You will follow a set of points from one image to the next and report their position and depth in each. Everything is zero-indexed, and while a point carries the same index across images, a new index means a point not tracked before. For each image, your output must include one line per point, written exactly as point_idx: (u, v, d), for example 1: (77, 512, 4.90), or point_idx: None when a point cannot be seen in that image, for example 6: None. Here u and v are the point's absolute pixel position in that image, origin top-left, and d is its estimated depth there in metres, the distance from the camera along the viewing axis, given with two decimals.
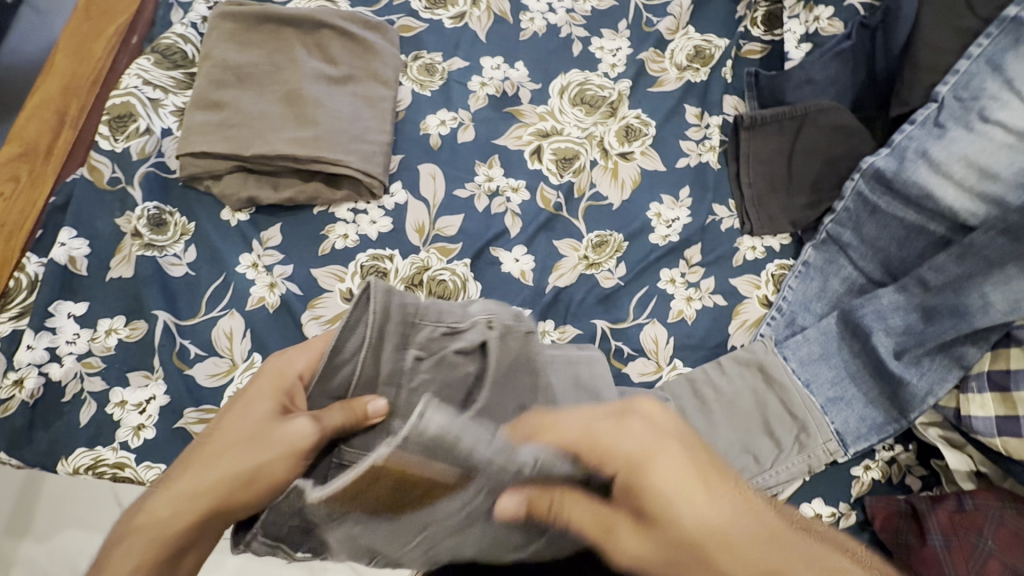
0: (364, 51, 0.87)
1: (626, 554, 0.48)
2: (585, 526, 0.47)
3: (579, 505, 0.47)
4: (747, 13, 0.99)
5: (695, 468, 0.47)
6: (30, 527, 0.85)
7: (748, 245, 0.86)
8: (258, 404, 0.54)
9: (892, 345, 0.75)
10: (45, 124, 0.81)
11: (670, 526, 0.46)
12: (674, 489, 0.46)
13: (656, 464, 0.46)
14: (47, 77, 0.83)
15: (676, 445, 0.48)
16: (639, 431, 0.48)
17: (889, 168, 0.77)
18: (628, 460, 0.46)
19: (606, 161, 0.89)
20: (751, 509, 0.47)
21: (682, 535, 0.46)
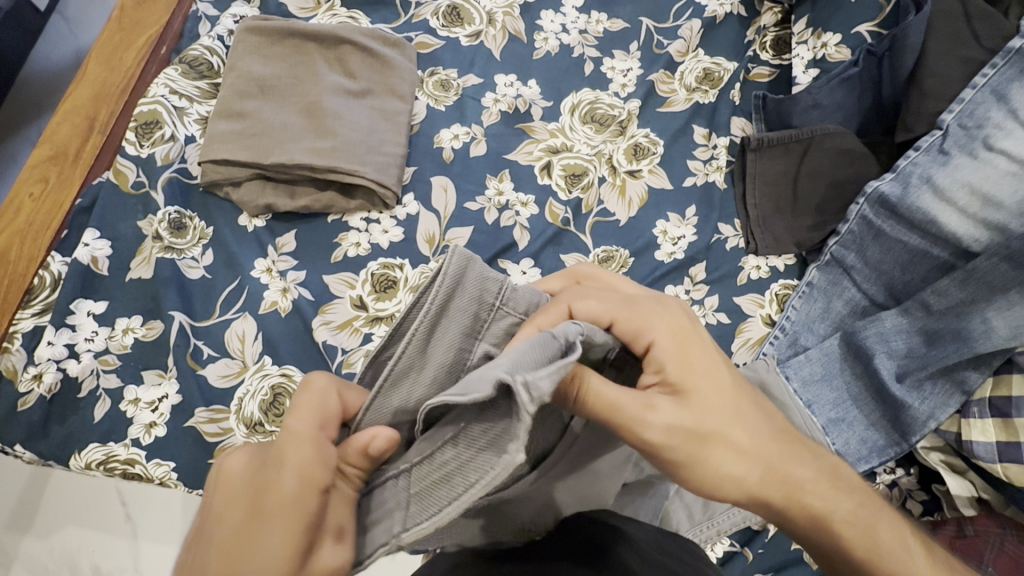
0: (382, 67, 0.89)
1: (657, 432, 0.48)
2: (624, 406, 0.47)
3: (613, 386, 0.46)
4: (756, 38, 1.01)
5: (722, 355, 0.54)
6: (35, 521, 0.87)
7: (752, 264, 0.87)
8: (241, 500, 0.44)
9: (894, 367, 0.75)
10: (76, 128, 0.84)
11: (700, 399, 0.51)
12: (705, 370, 0.52)
13: (692, 342, 0.52)
14: (79, 84, 0.86)
15: (704, 335, 0.54)
16: (677, 312, 0.54)
17: (894, 193, 0.78)
18: (669, 341, 0.51)
19: (614, 179, 0.91)
20: (761, 407, 0.55)
21: (716, 414, 0.51)
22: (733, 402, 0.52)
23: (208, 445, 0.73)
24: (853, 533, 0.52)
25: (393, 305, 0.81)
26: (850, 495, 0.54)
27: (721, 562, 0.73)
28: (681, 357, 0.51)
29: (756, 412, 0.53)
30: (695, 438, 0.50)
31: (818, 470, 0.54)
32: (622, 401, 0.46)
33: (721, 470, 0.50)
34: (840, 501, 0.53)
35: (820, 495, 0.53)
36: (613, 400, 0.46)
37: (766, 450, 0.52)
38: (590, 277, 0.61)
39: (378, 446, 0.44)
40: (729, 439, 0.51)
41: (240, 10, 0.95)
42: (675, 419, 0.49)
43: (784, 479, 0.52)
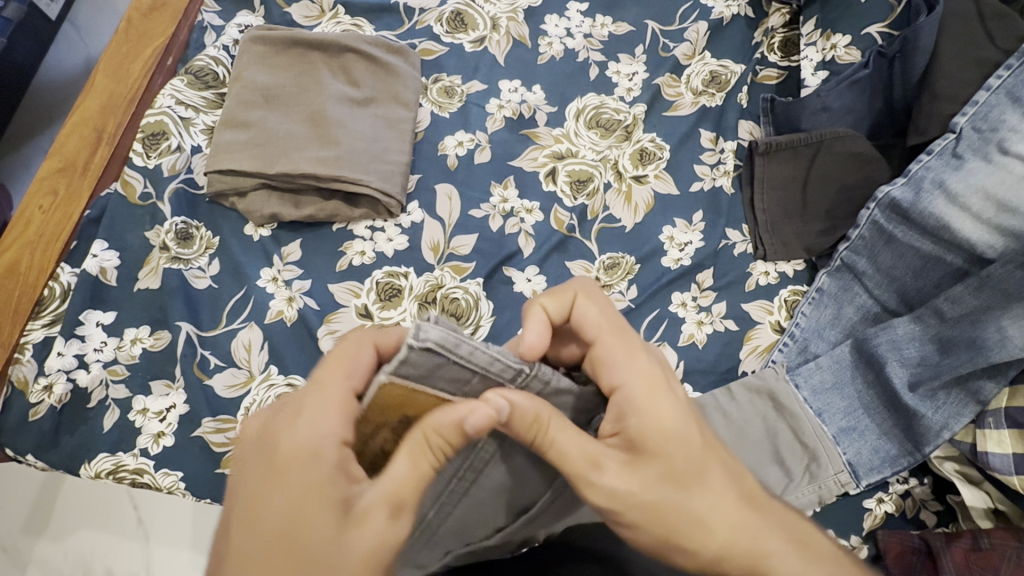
0: (386, 75, 0.89)
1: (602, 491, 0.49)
2: (573, 461, 0.48)
3: (570, 443, 0.48)
4: (764, 40, 1.00)
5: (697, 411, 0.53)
6: (47, 526, 0.88)
7: (760, 270, 0.86)
8: (269, 493, 0.44)
9: (907, 376, 0.74)
10: (84, 140, 0.84)
11: (662, 462, 0.49)
12: (666, 428, 0.50)
13: (662, 397, 0.51)
14: (87, 95, 0.87)
15: (677, 390, 0.53)
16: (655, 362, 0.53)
17: (906, 198, 0.77)
18: (635, 390, 0.51)
19: (620, 184, 0.90)
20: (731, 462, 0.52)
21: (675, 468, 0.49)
22: (701, 463, 0.50)
23: (215, 455, 0.73)
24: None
25: (398, 314, 0.81)
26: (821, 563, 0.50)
27: None
28: (645, 411, 0.50)
29: (726, 476, 0.51)
30: (646, 501, 0.49)
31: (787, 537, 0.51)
32: (568, 458, 0.48)
33: (674, 531, 0.49)
34: (812, 574, 0.49)
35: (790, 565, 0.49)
36: (561, 453, 0.48)
37: (734, 519, 0.50)
38: (588, 297, 0.55)
39: (476, 422, 0.44)
40: (691, 504, 0.49)
41: (245, 20, 0.96)
42: (629, 477, 0.49)
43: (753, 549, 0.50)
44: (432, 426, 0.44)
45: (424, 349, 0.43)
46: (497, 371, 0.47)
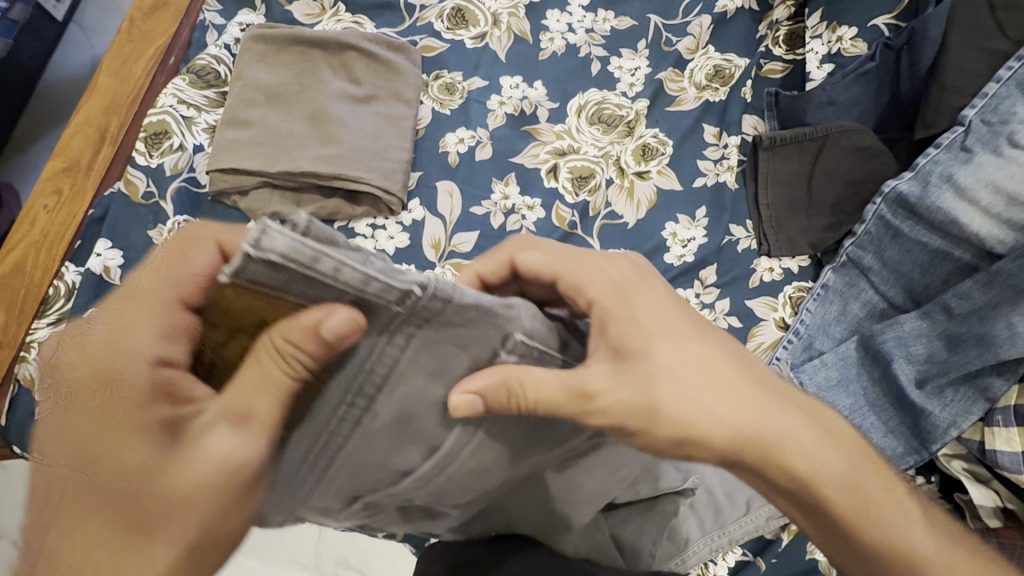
0: (387, 72, 0.89)
1: (603, 416, 0.45)
2: (562, 403, 0.43)
3: (545, 383, 0.42)
4: (769, 33, 0.99)
5: (677, 304, 0.52)
6: None
7: (765, 266, 0.85)
8: (94, 413, 0.42)
9: (914, 373, 0.73)
10: (87, 141, 0.85)
11: (653, 357, 0.47)
12: (649, 329, 0.48)
13: (636, 290, 0.50)
14: (90, 95, 0.87)
15: (652, 286, 0.52)
16: (621, 264, 0.52)
17: (913, 192, 0.76)
18: (607, 289, 0.49)
19: (622, 180, 0.90)
20: (728, 350, 0.51)
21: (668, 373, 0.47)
22: (697, 352, 0.48)
23: None
24: (836, 492, 0.48)
25: None
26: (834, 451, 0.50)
27: (733, 571, 0.71)
28: (624, 310, 0.48)
29: (724, 357, 0.49)
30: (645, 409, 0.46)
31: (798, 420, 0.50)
32: (557, 401, 0.43)
33: (682, 420, 0.46)
34: (831, 460, 0.49)
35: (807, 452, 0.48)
36: (549, 405, 0.43)
37: (742, 417, 0.47)
38: (526, 248, 0.53)
39: (334, 327, 0.33)
40: (698, 398, 0.46)
41: (246, 18, 0.96)
42: (624, 385, 0.45)
43: (764, 443, 0.47)
44: (284, 332, 0.34)
45: (267, 262, 0.29)
46: (375, 295, 0.33)
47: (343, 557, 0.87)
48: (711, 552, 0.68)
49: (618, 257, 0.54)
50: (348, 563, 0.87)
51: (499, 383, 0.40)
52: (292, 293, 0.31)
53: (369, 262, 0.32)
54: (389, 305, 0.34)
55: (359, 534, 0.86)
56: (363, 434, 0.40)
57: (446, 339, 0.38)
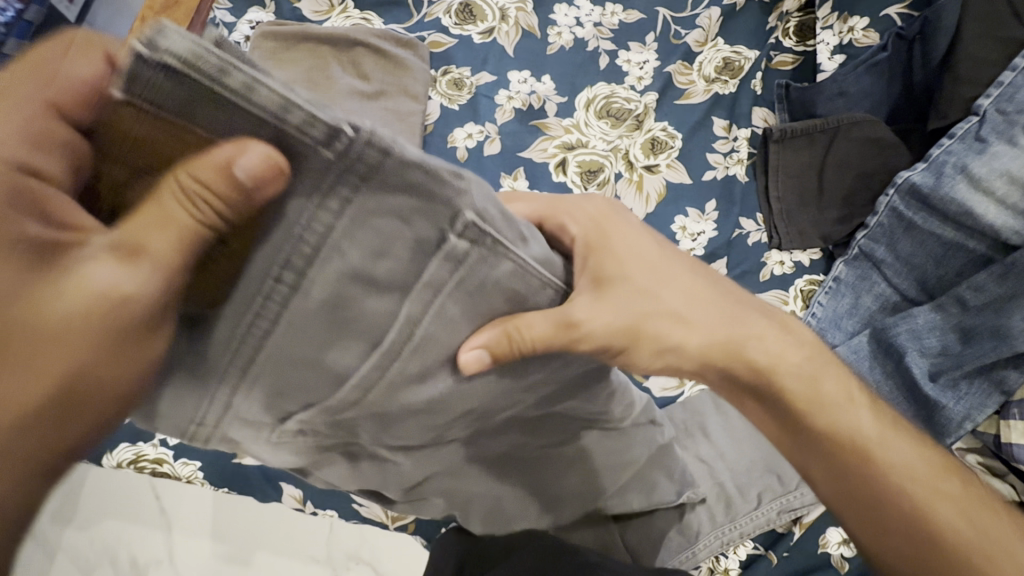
0: (395, 68, 0.90)
1: (591, 340, 0.41)
2: (555, 337, 0.37)
3: (539, 322, 0.36)
4: (779, 24, 0.98)
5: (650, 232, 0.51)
6: (75, 515, 0.90)
7: (775, 260, 0.85)
8: None
9: (928, 366, 0.72)
10: None
11: (633, 276, 0.46)
12: (629, 255, 0.47)
13: (613, 219, 0.48)
14: None
15: (626, 216, 0.51)
16: (597, 199, 0.50)
17: (926, 183, 0.75)
18: (584, 216, 0.47)
19: (631, 174, 0.90)
20: (705, 273, 0.51)
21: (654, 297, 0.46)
22: (665, 266, 0.48)
23: None
24: (801, 388, 0.48)
25: None
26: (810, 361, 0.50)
27: (744, 566, 0.70)
28: (599, 236, 0.46)
29: (688, 267, 0.50)
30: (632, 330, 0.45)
31: (774, 332, 0.50)
32: (551, 337, 0.36)
33: (659, 335, 0.46)
34: (789, 353, 0.49)
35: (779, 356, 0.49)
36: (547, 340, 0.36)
37: (713, 327, 0.48)
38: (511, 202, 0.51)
39: (246, 162, 0.25)
40: (668, 309, 0.47)
41: (256, 16, 0.97)
42: (607, 310, 0.42)
43: (732, 345, 0.48)
44: (190, 168, 0.26)
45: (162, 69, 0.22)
46: (297, 130, 0.25)
47: (355, 551, 0.88)
48: (721, 546, 0.68)
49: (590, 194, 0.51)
50: (359, 557, 0.88)
51: (496, 333, 0.34)
52: (197, 122, 0.25)
53: (277, 79, 0.24)
54: (313, 148, 0.25)
55: (369, 526, 0.88)
56: (315, 371, 0.34)
57: (379, 219, 0.28)
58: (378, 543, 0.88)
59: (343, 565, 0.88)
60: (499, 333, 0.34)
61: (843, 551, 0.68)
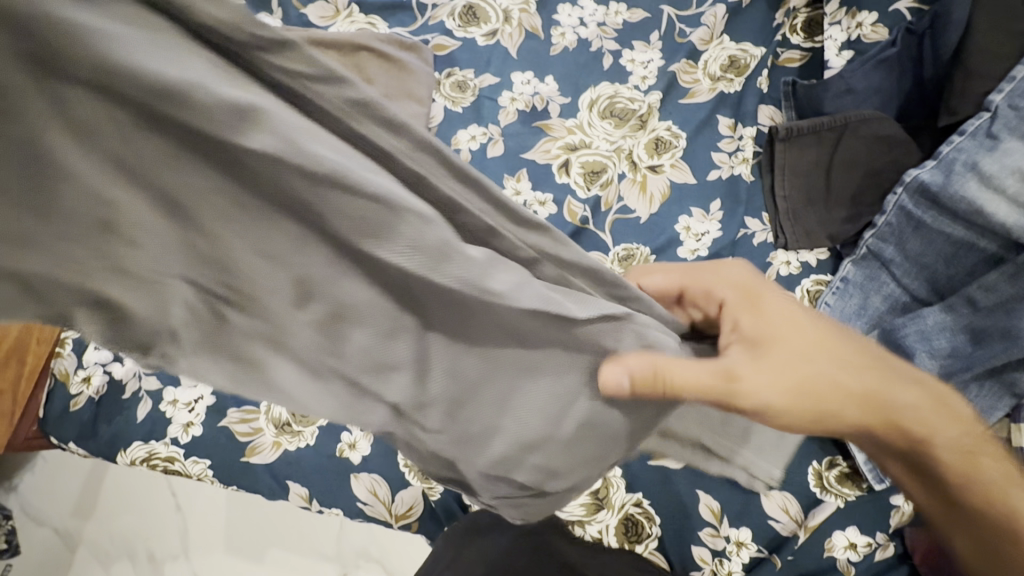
0: (399, 71, 0.90)
1: (750, 390, 0.47)
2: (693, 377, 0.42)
3: (686, 370, 0.42)
4: (786, 20, 0.96)
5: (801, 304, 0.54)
6: (94, 510, 0.95)
7: (782, 259, 0.84)
8: None
9: (936, 368, 0.70)
10: None
11: (774, 345, 0.50)
12: (775, 311, 0.52)
13: (760, 293, 0.54)
14: None
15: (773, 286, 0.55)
16: (741, 271, 0.56)
17: (935, 182, 0.74)
18: (732, 290, 0.54)
19: (635, 174, 0.89)
20: (838, 333, 0.53)
21: (768, 335, 0.51)
22: (805, 329, 0.52)
23: (240, 444, 0.76)
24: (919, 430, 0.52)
25: None
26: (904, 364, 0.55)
27: (748, 569, 0.69)
28: (748, 311, 0.52)
29: (818, 331, 0.52)
30: (789, 387, 0.49)
31: (864, 347, 0.53)
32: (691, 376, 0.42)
33: (786, 386, 0.49)
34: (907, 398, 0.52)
35: (883, 367, 0.53)
36: (688, 378, 0.42)
37: (844, 383, 0.51)
38: (647, 275, 0.60)
39: None
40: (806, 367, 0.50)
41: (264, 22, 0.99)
42: (754, 366, 0.48)
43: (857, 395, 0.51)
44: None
45: None
46: None
47: (365, 549, 0.89)
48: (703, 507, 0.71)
49: (729, 262, 0.58)
50: (369, 555, 0.89)
51: (645, 368, 0.39)
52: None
53: None
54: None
55: (377, 527, 0.88)
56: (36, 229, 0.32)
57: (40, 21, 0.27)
58: (387, 542, 0.89)
59: (354, 563, 0.89)
60: (651, 367, 0.39)
61: (848, 555, 0.68)
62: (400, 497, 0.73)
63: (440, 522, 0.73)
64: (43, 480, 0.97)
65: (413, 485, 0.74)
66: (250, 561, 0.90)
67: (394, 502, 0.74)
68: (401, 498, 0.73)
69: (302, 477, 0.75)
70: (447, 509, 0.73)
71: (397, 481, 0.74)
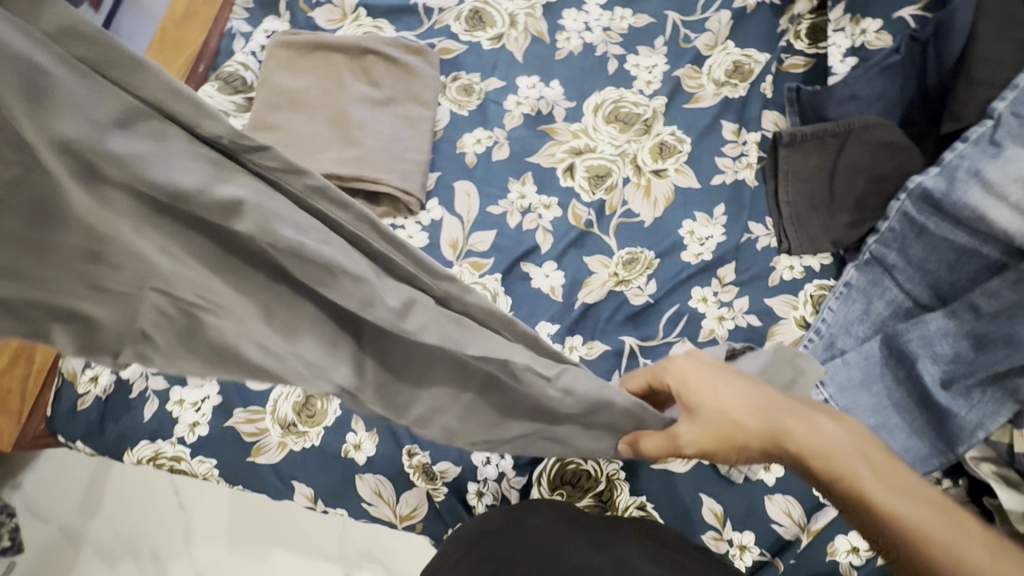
0: (405, 74, 0.91)
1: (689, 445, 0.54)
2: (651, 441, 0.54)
3: (651, 438, 0.54)
4: (790, 27, 0.97)
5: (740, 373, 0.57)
6: (99, 508, 0.96)
7: (785, 264, 0.84)
8: None
9: (939, 373, 0.71)
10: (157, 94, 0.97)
11: (708, 409, 0.54)
12: (713, 382, 0.55)
13: (706, 370, 0.56)
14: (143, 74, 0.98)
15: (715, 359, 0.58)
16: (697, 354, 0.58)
17: (938, 189, 0.74)
18: (685, 366, 0.56)
19: (639, 179, 0.90)
20: (771, 397, 0.55)
21: (714, 410, 0.54)
22: (739, 396, 0.55)
23: (246, 444, 0.76)
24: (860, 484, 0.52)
25: None
26: (850, 432, 0.54)
27: (750, 571, 0.70)
28: (689, 385, 0.55)
29: (752, 395, 0.55)
30: (723, 445, 0.54)
31: (801, 418, 0.54)
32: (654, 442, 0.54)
33: (717, 444, 0.54)
34: (842, 456, 0.53)
35: (819, 432, 0.53)
36: (651, 445, 0.54)
37: (774, 442, 0.54)
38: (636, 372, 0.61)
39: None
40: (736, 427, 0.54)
41: (272, 25, 1.00)
42: (688, 428, 0.54)
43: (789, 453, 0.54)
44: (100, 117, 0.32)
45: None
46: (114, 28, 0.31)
47: (367, 549, 0.89)
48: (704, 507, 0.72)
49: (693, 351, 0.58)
50: (371, 555, 0.89)
51: (633, 438, 0.55)
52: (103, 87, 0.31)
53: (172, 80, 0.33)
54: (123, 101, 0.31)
55: (379, 527, 0.89)
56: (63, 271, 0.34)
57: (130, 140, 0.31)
58: (388, 543, 0.89)
59: (355, 564, 0.89)
60: (636, 438, 0.55)
61: (851, 559, 0.68)
62: (404, 498, 0.74)
63: (444, 523, 0.74)
64: (48, 477, 0.98)
65: (417, 486, 0.74)
66: (253, 560, 0.91)
67: (398, 503, 0.74)
68: (405, 499, 0.74)
69: (307, 477, 0.75)
70: (451, 509, 0.73)
71: (401, 481, 0.74)
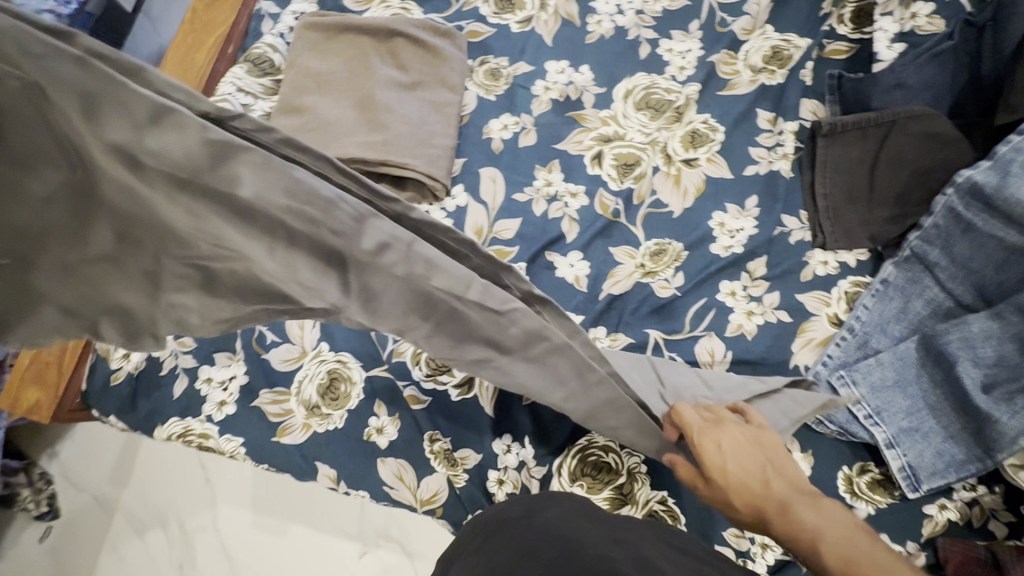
0: (432, 58, 0.90)
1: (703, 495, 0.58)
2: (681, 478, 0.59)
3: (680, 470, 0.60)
4: (833, 10, 0.92)
5: (754, 446, 0.59)
6: (130, 479, 0.99)
7: (819, 259, 0.81)
8: None
9: (980, 377, 0.68)
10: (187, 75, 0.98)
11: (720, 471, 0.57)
12: (726, 444, 0.59)
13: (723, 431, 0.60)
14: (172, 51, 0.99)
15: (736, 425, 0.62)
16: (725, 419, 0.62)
17: (989, 184, 0.70)
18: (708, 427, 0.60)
19: (669, 168, 0.87)
20: (776, 471, 0.57)
21: (718, 476, 0.57)
22: (742, 461, 0.58)
23: (272, 424, 0.78)
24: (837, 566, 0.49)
25: None
26: (833, 519, 0.52)
27: (772, 570, 0.69)
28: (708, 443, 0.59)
29: (756, 466, 0.57)
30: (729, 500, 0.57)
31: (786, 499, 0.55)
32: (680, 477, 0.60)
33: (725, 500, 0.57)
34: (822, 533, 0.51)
35: (799, 522, 0.53)
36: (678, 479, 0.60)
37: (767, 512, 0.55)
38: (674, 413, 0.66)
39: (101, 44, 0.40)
40: (730, 488, 0.57)
41: (299, 7, 0.99)
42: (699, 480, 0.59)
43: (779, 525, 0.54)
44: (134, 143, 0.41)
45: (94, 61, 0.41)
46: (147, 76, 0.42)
47: (385, 530, 0.91)
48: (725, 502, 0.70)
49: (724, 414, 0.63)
50: (388, 536, 0.90)
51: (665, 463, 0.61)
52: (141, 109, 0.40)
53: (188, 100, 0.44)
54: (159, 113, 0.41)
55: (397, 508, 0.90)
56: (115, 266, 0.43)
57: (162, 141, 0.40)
58: (406, 524, 0.90)
59: (373, 543, 0.91)
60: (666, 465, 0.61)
61: None
62: (425, 484, 0.75)
63: (464, 509, 0.74)
64: (83, 448, 1.02)
65: (438, 471, 0.75)
66: (275, 535, 0.93)
67: (419, 488, 0.75)
68: (426, 484, 0.74)
69: (329, 458, 0.76)
70: (471, 495, 0.74)
71: (422, 465, 0.75)
